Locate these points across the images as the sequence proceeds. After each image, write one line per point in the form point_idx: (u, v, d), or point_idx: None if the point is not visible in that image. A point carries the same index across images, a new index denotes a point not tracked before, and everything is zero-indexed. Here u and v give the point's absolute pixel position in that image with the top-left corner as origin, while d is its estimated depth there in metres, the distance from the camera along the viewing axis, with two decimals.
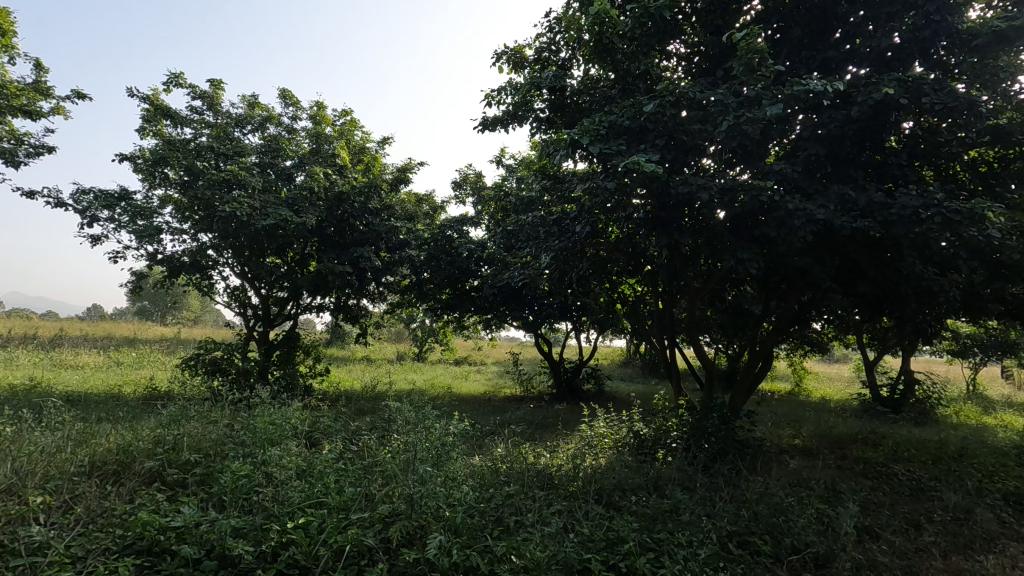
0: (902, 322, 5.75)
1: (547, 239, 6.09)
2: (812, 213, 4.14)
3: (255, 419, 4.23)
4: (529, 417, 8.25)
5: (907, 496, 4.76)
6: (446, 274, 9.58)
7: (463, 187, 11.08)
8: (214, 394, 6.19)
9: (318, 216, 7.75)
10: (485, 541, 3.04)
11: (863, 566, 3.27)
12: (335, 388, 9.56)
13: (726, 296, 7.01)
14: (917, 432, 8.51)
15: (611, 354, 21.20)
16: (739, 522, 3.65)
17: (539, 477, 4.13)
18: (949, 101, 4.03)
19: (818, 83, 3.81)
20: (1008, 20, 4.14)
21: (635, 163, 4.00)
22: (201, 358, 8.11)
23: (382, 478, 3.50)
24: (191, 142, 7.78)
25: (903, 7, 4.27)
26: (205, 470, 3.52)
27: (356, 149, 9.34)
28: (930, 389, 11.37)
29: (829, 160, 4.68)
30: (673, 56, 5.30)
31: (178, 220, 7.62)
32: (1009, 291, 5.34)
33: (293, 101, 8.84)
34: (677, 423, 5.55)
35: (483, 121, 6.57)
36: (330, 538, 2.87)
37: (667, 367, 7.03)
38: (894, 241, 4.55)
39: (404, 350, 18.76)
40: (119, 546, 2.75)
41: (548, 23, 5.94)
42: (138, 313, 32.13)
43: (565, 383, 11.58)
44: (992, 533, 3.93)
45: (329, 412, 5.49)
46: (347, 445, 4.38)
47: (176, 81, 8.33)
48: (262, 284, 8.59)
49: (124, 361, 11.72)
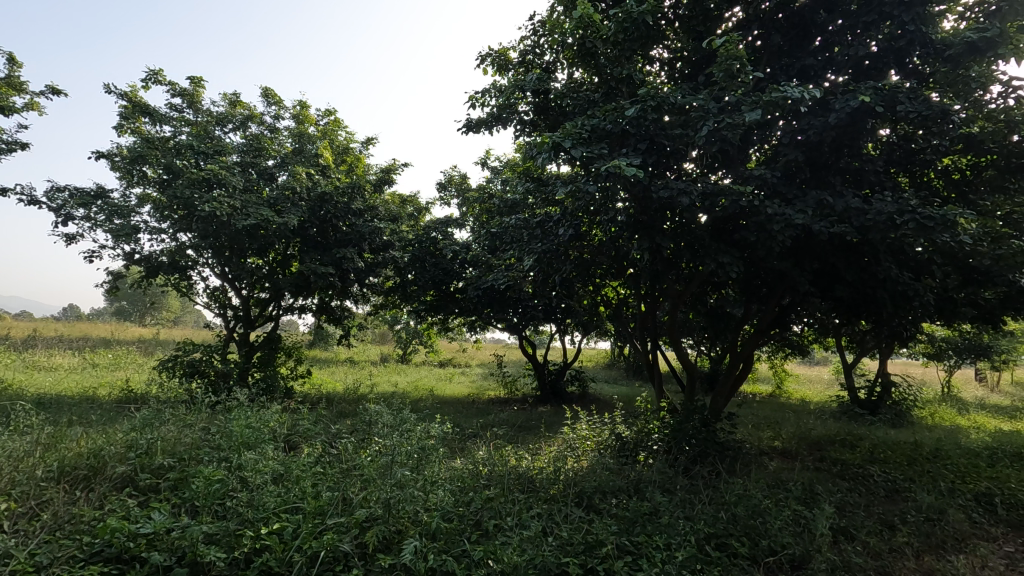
0: (878, 325, 5.86)
1: (530, 242, 6.09)
2: (790, 218, 4.19)
3: (231, 423, 4.17)
4: (512, 419, 8.25)
5: (882, 497, 4.85)
6: (430, 275, 9.62)
7: (448, 189, 11.06)
8: (190, 396, 6.08)
9: (300, 216, 7.65)
10: (463, 546, 3.03)
11: (838, 567, 3.31)
12: (316, 390, 9.46)
13: (708, 300, 7.08)
14: (893, 433, 8.67)
15: (595, 355, 21.31)
16: (717, 524, 3.68)
17: (520, 480, 4.13)
18: (923, 109, 4.11)
19: (796, 90, 3.85)
20: (980, 31, 4.22)
21: (617, 166, 4.02)
22: (179, 360, 7.98)
23: (360, 481, 3.46)
24: (170, 140, 7.66)
25: (878, 17, 4.34)
26: (179, 474, 3.46)
27: (340, 149, 9.27)
28: (906, 391, 11.59)
29: (808, 166, 4.76)
30: (656, 61, 5.34)
31: (157, 220, 7.50)
32: (981, 295, 5.48)
33: (276, 100, 8.76)
34: (659, 425, 5.58)
35: (468, 122, 6.57)
36: (305, 543, 2.82)
37: (650, 370, 7.07)
38: (871, 246, 4.64)
39: (388, 352, 18.67)
40: (87, 554, 2.69)
41: (532, 26, 5.95)
42: (116, 314, 31.50)
43: (549, 385, 11.59)
44: (963, 533, 4.02)
45: (309, 416, 5.44)
46: (326, 449, 4.32)
47: (155, 78, 8.19)
48: (243, 285, 8.47)
49: (100, 363, 11.49)
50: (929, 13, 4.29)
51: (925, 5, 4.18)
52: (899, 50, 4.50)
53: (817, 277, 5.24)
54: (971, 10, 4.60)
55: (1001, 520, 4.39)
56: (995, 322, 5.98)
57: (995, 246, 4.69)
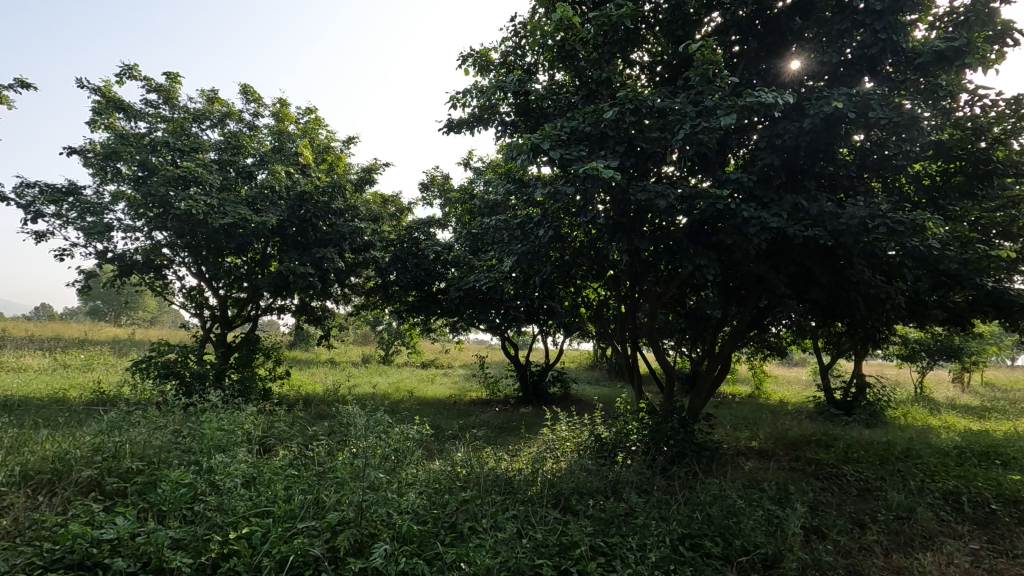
0: (852, 328, 5.95)
1: (511, 243, 6.10)
2: (766, 221, 4.24)
3: (204, 425, 4.10)
4: (493, 420, 8.24)
5: (855, 496, 4.93)
6: (412, 275, 9.57)
7: (430, 189, 11.02)
8: (162, 398, 5.94)
9: (278, 216, 7.53)
10: (435, 549, 3.00)
11: (809, 566, 3.36)
12: (295, 391, 9.34)
13: (687, 301, 7.16)
14: (866, 433, 8.85)
15: (579, 357, 21.40)
16: (692, 524, 3.71)
17: (498, 482, 4.12)
18: (894, 116, 4.18)
19: (770, 95, 3.91)
20: (948, 40, 4.30)
21: (594, 169, 4.03)
22: (153, 361, 7.79)
23: (333, 484, 3.44)
24: (146, 137, 7.51)
25: (852, 25, 4.42)
26: (147, 478, 3.39)
27: (320, 148, 9.18)
28: (879, 392, 11.83)
29: (784, 171, 4.84)
30: (636, 64, 5.39)
31: (131, 217, 7.36)
32: (950, 298, 5.61)
33: (255, 97, 8.65)
34: (638, 425, 5.61)
35: (449, 123, 6.55)
36: (273, 548, 2.77)
37: (629, 372, 7.10)
38: (845, 250, 4.71)
39: (370, 353, 18.53)
40: (47, 561, 2.61)
41: (513, 28, 5.95)
42: (90, 314, 30.83)
43: (532, 386, 11.60)
44: (931, 531, 4.11)
45: (285, 418, 5.38)
46: (302, 451, 4.28)
47: (130, 73, 8.02)
48: (220, 285, 8.35)
49: (72, 364, 11.21)
50: (901, 21, 4.34)
51: (897, 14, 4.24)
52: (872, 58, 4.58)
53: (793, 280, 5.31)
54: (940, 20, 4.72)
55: (967, 518, 4.49)
56: (964, 324, 6.13)
57: (962, 250, 4.81)
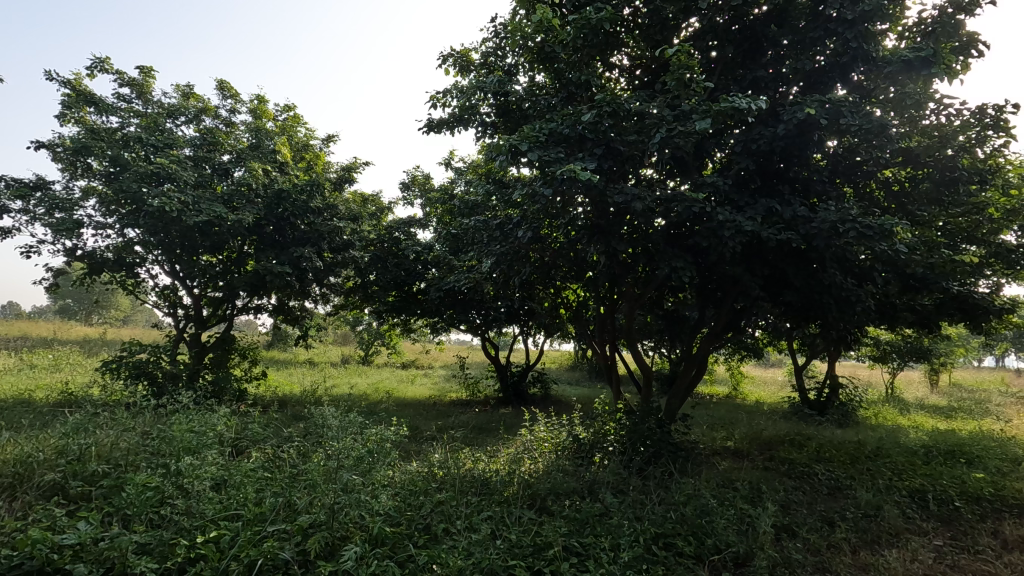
0: (825, 330, 6.07)
1: (490, 243, 6.10)
2: (740, 225, 4.30)
3: (173, 427, 4.03)
4: (472, 421, 8.23)
5: (825, 495, 5.04)
6: (392, 275, 9.48)
7: (411, 188, 10.96)
8: (131, 399, 5.79)
9: (255, 214, 7.40)
10: (408, 551, 2.98)
11: (778, 564, 3.41)
12: (272, 392, 9.21)
13: (665, 303, 7.24)
14: (839, 433, 9.03)
15: (560, 357, 21.52)
16: (666, 524, 3.76)
17: (475, 482, 4.11)
18: (864, 123, 4.27)
19: (744, 101, 3.97)
20: (916, 50, 4.42)
21: (572, 171, 4.05)
22: (124, 362, 7.60)
23: (305, 487, 3.40)
24: (118, 132, 7.33)
25: (824, 33, 4.52)
26: (114, 481, 3.31)
27: (299, 146, 9.06)
28: (852, 393, 12.08)
29: (759, 175, 4.93)
30: (616, 67, 5.44)
31: (102, 214, 7.19)
32: (919, 301, 5.75)
33: (232, 93, 8.51)
34: (615, 426, 5.65)
35: (429, 122, 6.53)
36: (242, 552, 2.73)
37: (608, 373, 7.14)
38: (818, 253, 4.81)
39: (350, 353, 18.37)
40: (3, 568, 2.52)
41: (494, 28, 5.96)
42: (59, 313, 29.99)
43: (512, 387, 11.60)
44: (898, 529, 4.21)
45: (260, 419, 5.31)
46: (276, 452, 4.22)
47: (101, 66, 7.83)
48: (195, 284, 8.20)
49: (40, 364, 10.87)
50: (872, 31, 4.45)
51: (868, 23, 4.36)
52: (843, 66, 4.68)
53: (768, 282, 5.38)
54: (909, 30, 4.85)
55: (933, 515, 4.61)
56: (932, 327, 6.29)
57: (930, 255, 4.94)
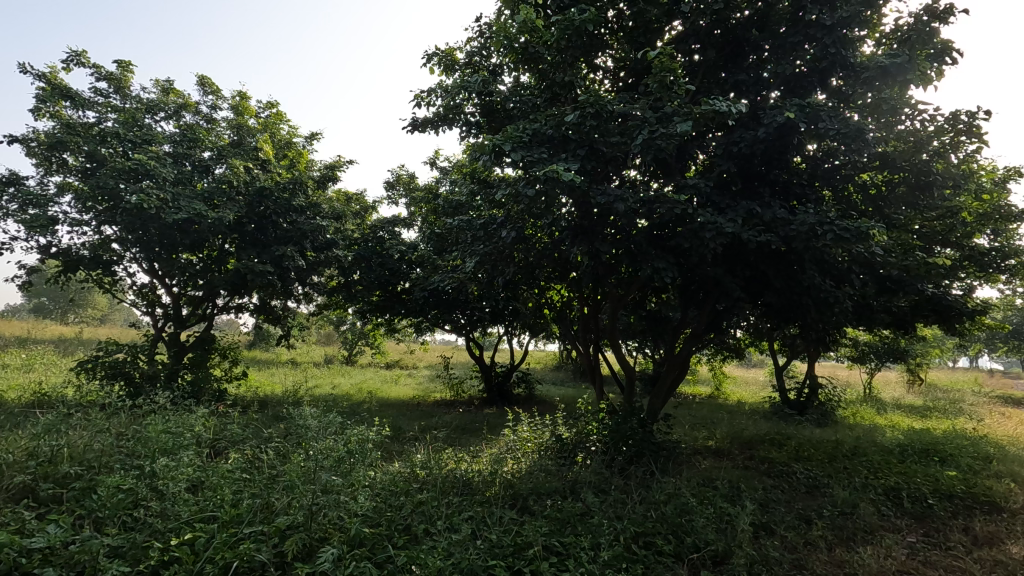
0: (805, 330, 6.16)
1: (474, 243, 6.10)
2: (721, 226, 4.35)
3: (149, 428, 3.96)
4: (456, 421, 8.20)
5: (803, 493, 5.11)
6: (376, 275, 9.39)
7: (395, 188, 10.91)
8: (105, 399, 5.66)
9: (236, 212, 7.29)
10: (386, 552, 2.96)
11: (756, 562, 3.45)
12: (252, 393, 9.08)
13: (648, 304, 7.29)
14: (818, 432, 9.16)
15: (545, 357, 21.57)
16: (646, 523, 3.78)
17: (457, 483, 4.10)
18: (842, 127, 4.34)
19: (725, 104, 4.01)
20: (892, 57, 4.50)
21: (554, 171, 4.06)
22: (99, 361, 7.44)
23: (283, 488, 3.36)
24: (95, 127, 7.17)
25: (804, 38, 4.59)
26: (85, 484, 3.23)
27: (282, 143, 8.97)
28: (830, 392, 12.26)
29: (740, 177, 4.99)
30: (600, 69, 5.48)
31: (78, 211, 7.05)
32: (895, 303, 5.85)
33: (213, 89, 8.39)
34: (598, 426, 5.67)
35: (413, 121, 6.51)
36: (217, 554, 2.69)
37: (591, 373, 7.17)
38: (797, 255, 4.87)
39: (333, 353, 18.21)
40: None
41: (479, 28, 5.95)
42: (33, 311, 29.32)
43: (496, 387, 11.58)
44: (873, 526, 4.29)
45: (239, 419, 5.24)
46: (255, 454, 4.17)
47: (78, 60, 7.67)
48: (174, 282, 8.07)
49: (12, 364, 10.60)
50: (850, 37, 4.52)
51: (846, 29, 4.43)
52: (822, 71, 4.75)
53: (748, 283, 5.44)
54: (885, 37, 4.94)
55: (907, 513, 4.70)
56: (908, 327, 6.41)
57: (905, 258, 5.04)
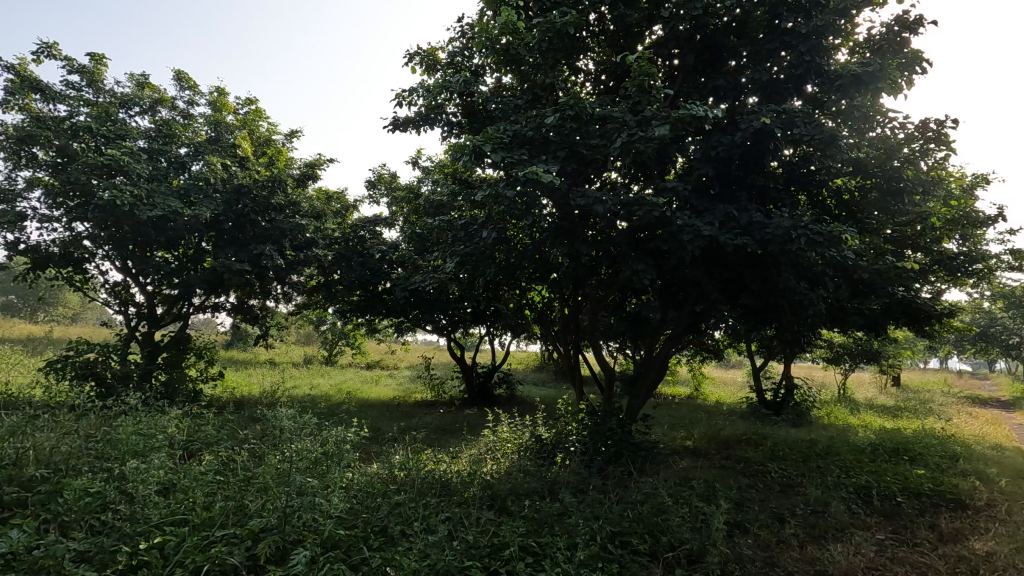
0: (781, 332, 6.26)
1: (455, 244, 6.09)
2: (699, 229, 4.40)
3: (119, 430, 3.88)
4: (436, 422, 8.16)
5: (778, 492, 5.21)
6: (357, 274, 9.20)
7: (377, 187, 10.84)
8: (74, 400, 5.51)
9: (213, 210, 7.15)
10: (361, 554, 2.94)
11: (730, 560, 3.50)
12: (229, 393, 8.93)
13: (628, 305, 7.35)
14: (793, 432, 9.32)
15: (527, 358, 21.61)
16: (623, 522, 3.82)
17: (435, 484, 4.09)
18: (816, 133, 4.43)
19: (702, 108, 4.07)
20: (864, 65, 4.61)
21: (534, 173, 4.07)
22: (69, 361, 7.26)
23: (257, 490, 3.32)
24: (66, 121, 7.00)
25: (780, 45, 4.68)
26: (52, 487, 3.15)
27: (261, 140, 8.84)
28: (806, 393, 12.49)
29: (717, 181, 5.07)
30: (581, 72, 5.51)
31: (48, 206, 6.87)
32: (868, 306, 5.99)
33: (190, 84, 8.24)
34: (577, 427, 5.70)
35: (395, 120, 6.47)
36: (187, 558, 2.64)
37: (571, 374, 7.20)
38: (773, 258, 4.95)
39: (313, 353, 18.00)
40: None
41: (461, 29, 5.95)
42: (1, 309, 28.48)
43: (478, 388, 11.57)
44: (843, 524, 4.39)
45: (214, 420, 5.16)
46: (230, 456, 4.11)
47: (48, 51, 7.47)
48: (148, 281, 7.90)
49: None
50: (824, 45, 4.62)
51: (821, 38, 4.53)
52: (798, 78, 4.85)
53: (726, 286, 5.52)
54: (859, 46, 5.06)
55: (876, 510, 4.81)
56: (880, 330, 6.56)
57: (876, 262, 5.17)
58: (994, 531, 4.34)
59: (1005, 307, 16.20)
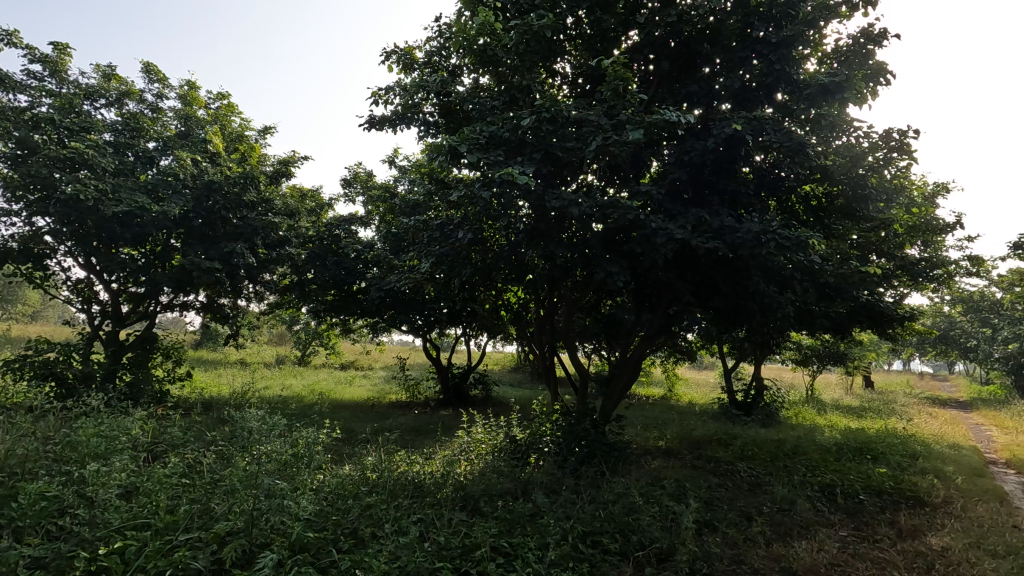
0: (750, 334, 6.40)
1: (431, 244, 6.07)
2: (671, 232, 4.46)
3: (80, 432, 3.77)
4: (410, 423, 8.10)
5: (746, 491, 5.31)
6: (332, 274, 9.15)
7: (352, 186, 10.72)
8: (33, 401, 5.32)
9: (182, 206, 6.98)
10: (330, 557, 2.91)
11: (698, 558, 3.56)
12: (197, 394, 8.72)
13: (603, 306, 7.41)
14: (762, 432, 9.52)
15: (503, 359, 21.60)
16: (594, 522, 3.85)
17: (407, 485, 4.07)
18: (784, 140, 4.54)
19: (675, 113, 4.13)
20: (831, 75, 4.75)
21: (509, 174, 4.08)
22: (28, 361, 7.00)
23: (223, 493, 3.26)
24: (27, 112, 6.76)
25: (751, 53, 4.79)
26: (6, 491, 3.05)
27: (233, 136, 8.66)
28: (776, 394, 12.78)
29: (690, 186, 5.15)
30: (558, 74, 5.54)
31: (7, 200, 6.63)
32: (834, 309, 6.16)
33: (159, 77, 8.04)
34: (551, 427, 5.72)
35: (370, 119, 6.41)
36: (148, 562, 2.58)
37: (546, 375, 7.22)
38: (744, 262, 5.04)
39: (286, 353, 17.72)
40: None
41: (438, 28, 5.93)
42: None
43: (453, 389, 11.54)
44: (808, 521, 4.50)
45: (180, 422, 5.04)
46: (196, 458, 4.02)
47: (9, 39, 7.21)
48: (113, 278, 7.68)
49: None
50: (793, 55, 4.74)
51: (790, 47, 4.64)
52: (768, 86, 4.96)
53: (698, 288, 5.61)
54: (827, 56, 5.20)
55: (840, 508, 4.95)
56: (845, 332, 6.75)
57: (841, 266, 5.32)
58: (949, 527, 4.50)
59: (963, 311, 16.85)
